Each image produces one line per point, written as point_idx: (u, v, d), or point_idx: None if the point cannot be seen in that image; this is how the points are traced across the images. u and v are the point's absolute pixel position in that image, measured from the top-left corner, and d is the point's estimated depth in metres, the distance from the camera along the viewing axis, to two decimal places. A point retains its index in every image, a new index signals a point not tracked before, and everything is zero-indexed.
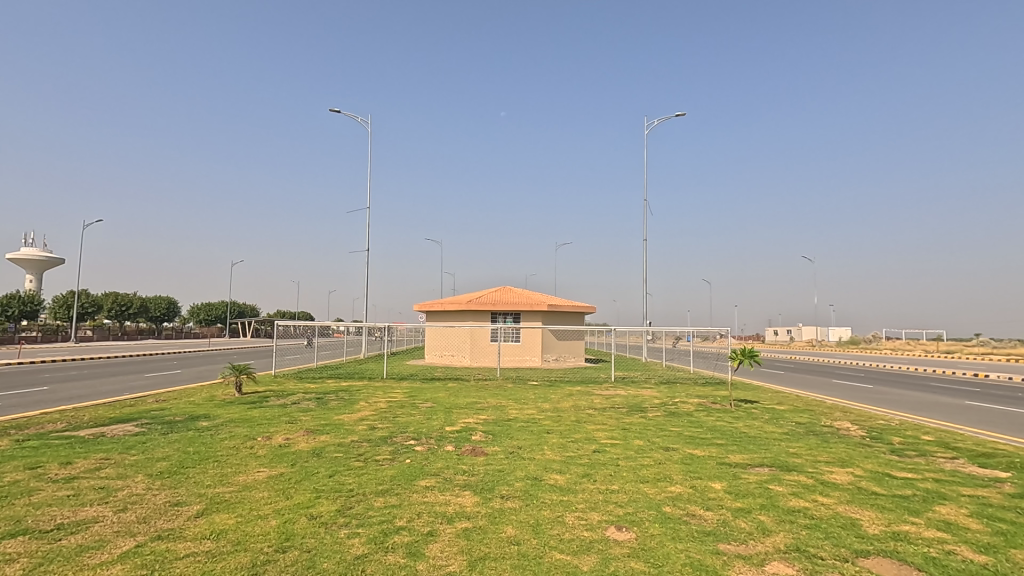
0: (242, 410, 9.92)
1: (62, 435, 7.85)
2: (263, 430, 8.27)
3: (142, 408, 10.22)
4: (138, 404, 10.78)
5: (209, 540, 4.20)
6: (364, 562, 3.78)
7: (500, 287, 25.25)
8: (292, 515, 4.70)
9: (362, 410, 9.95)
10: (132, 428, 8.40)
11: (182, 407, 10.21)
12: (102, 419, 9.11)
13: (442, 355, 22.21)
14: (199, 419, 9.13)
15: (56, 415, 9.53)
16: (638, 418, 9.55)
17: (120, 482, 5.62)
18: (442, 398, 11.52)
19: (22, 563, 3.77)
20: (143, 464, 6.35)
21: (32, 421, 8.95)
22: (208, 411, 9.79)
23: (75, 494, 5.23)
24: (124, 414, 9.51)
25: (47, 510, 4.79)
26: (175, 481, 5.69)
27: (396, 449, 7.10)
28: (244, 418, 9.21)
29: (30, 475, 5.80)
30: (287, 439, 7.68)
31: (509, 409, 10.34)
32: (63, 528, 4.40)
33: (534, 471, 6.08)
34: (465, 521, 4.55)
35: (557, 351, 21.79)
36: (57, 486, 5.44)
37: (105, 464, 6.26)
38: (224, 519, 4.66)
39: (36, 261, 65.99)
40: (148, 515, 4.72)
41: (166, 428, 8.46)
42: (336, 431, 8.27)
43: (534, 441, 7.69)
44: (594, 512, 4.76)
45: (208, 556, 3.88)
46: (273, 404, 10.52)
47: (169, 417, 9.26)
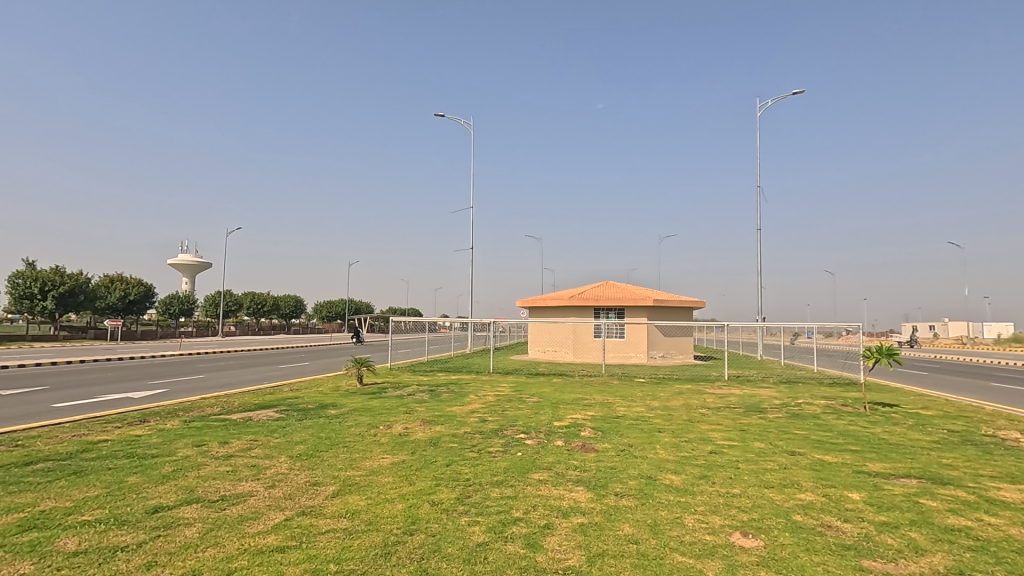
0: (364, 400, 10.66)
1: (219, 418, 8.97)
2: (384, 419, 8.84)
3: (279, 396, 11.36)
4: (276, 392, 12.00)
5: (345, 518, 4.58)
6: (486, 550, 3.93)
7: (597, 285, 23.94)
8: (416, 500, 4.99)
9: (472, 403, 10.31)
10: (273, 413, 9.38)
11: (313, 396, 11.25)
12: (248, 405, 10.25)
13: (546, 350, 22.48)
14: (328, 407, 9.99)
15: (212, 400, 10.89)
16: (757, 419, 8.97)
17: (268, 461, 6.31)
18: (548, 394, 11.58)
19: (198, 527, 4.37)
20: (285, 446, 7.06)
21: (195, 404, 10.31)
22: (335, 400, 10.69)
23: (233, 469, 5.97)
24: (266, 401, 10.66)
25: (212, 482, 5.51)
26: (313, 463, 6.27)
27: (507, 442, 7.29)
28: (366, 407, 9.93)
29: (197, 451, 6.70)
30: (406, 429, 8.16)
31: (617, 406, 10.16)
32: (227, 499, 5.04)
33: (648, 470, 5.94)
34: (581, 517, 4.57)
35: (664, 348, 21.15)
36: (218, 462, 6.22)
37: (255, 445, 7.05)
38: (355, 500, 5.05)
39: (190, 266, 75.76)
40: (293, 492, 5.26)
41: (301, 414, 9.34)
42: (449, 422, 8.65)
43: (646, 439, 7.50)
44: (715, 516, 4.56)
45: (346, 533, 4.24)
46: (391, 395, 11.22)
47: (303, 404, 10.23)
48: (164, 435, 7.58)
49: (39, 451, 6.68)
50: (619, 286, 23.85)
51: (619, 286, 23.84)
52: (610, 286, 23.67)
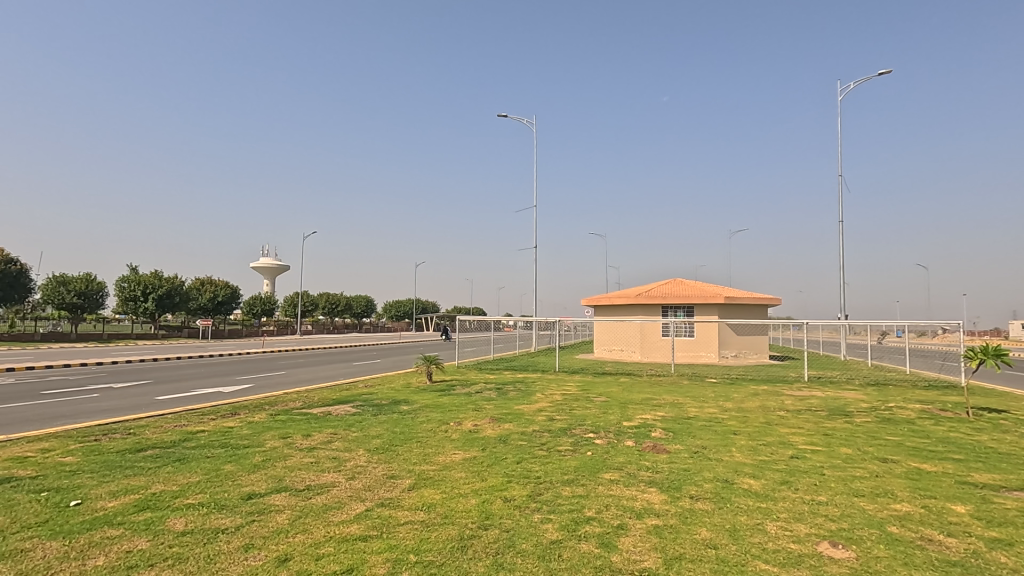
0: (434, 397, 10.95)
1: (302, 411, 9.51)
2: (454, 416, 9.05)
3: (355, 392, 11.89)
4: (352, 388, 12.56)
5: (422, 511, 4.74)
6: (560, 547, 3.94)
7: (664, 282, 23.34)
8: (488, 496, 5.08)
9: (539, 402, 10.35)
10: (350, 408, 9.83)
11: (386, 392, 11.69)
12: (326, 400, 10.79)
13: (612, 349, 22.19)
14: (401, 403, 10.34)
15: (294, 395, 11.55)
16: (843, 423, 8.43)
17: (348, 454, 6.63)
18: (616, 393, 11.42)
19: (288, 514, 4.66)
20: (363, 440, 7.39)
21: (279, 399, 10.98)
22: (407, 397, 11.06)
23: (316, 461, 6.31)
24: (343, 397, 11.18)
25: (298, 473, 5.85)
26: (389, 457, 6.52)
27: (576, 441, 7.26)
28: (436, 404, 10.20)
29: (283, 443, 7.15)
30: (476, 426, 8.31)
31: (688, 406, 9.87)
32: (312, 489, 5.34)
33: (725, 474, 5.73)
34: (655, 518, 4.48)
35: (736, 347, 20.34)
36: (303, 454, 6.60)
37: (335, 438, 7.42)
38: (431, 494, 5.21)
39: (271, 269, 80.64)
40: (372, 484, 5.49)
41: (376, 409, 9.73)
42: (517, 420, 8.73)
43: (721, 441, 7.24)
44: (800, 523, 4.34)
45: (424, 525, 4.38)
46: (460, 393, 11.46)
47: (377, 400, 10.65)
48: (253, 426, 8.12)
49: (147, 439, 7.33)
50: (688, 283, 23.13)
51: (688, 283, 23.13)
52: (678, 284, 23.01)
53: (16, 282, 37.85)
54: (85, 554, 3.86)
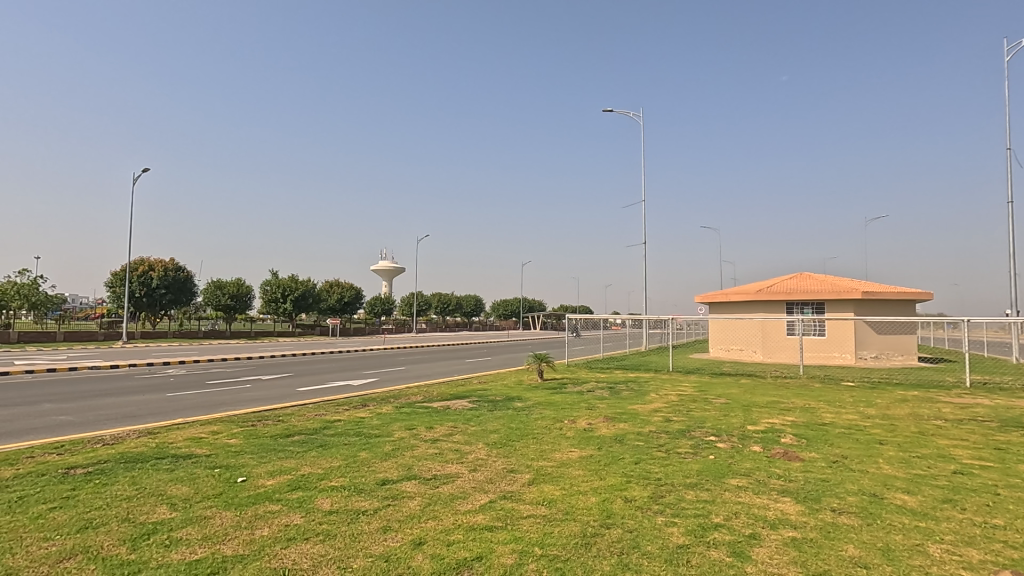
0: (547, 395, 11.08)
1: (424, 405, 10.08)
2: (568, 414, 9.08)
3: (470, 388, 12.35)
4: (467, 384, 13.06)
5: (543, 506, 4.81)
6: (687, 552, 3.81)
7: (789, 277, 21.63)
8: (608, 495, 5.04)
9: (654, 402, 10.06)
10: (467, 403, 10.24)
11: (500, 388, 12.02)
12: (444, 394, 11.33)
13: (730, 349, 20.99)
14: (514, 400, 10.58)
15: (415, 389, 12.26)
16: (1020, 437, 7.25)
17: (468, 447, 6.92)
18: (737, 395, 10.78)
19: (419, 500, 4.98)
20: (481, 434, 7.66)
21: (403, 392, 11.72)
22: (520, 394, 11.29)
23: (440, 452, 6.67)
24: (460, 392, 11.67)
25: (425, 462, 6.22)
26: (507, 451, 6.70)
27: (697, 443, 6.96)
28: (549, 401, 10.30)
29: (410, 434, 7.63)
30: (590, 424, 8.28)
31: (822, 412, 9.05)
32: (438, 478, 5.65)
33: (872, 487, 5.18)
34: (792, 530, 4.18)
35: (876, 348, 18.32)
36: (428, 445, 7.00)
37: (456, 432, 7.78)
38: (550, 489, 5.27)
39: (389, 271, 86.27)
40: (493, 477, 5.68)
41: (491, 405, 10.04)
42: (632, 420, 8.56)
43: (864, 451, 6.56)
44: (970, 548, 3.82)
45: (546, 520, 4.45)
46: (571, 391, 11.47)
47: (492, 396, 11.00)
48: (382, 418, 8.75)
49: (294, 425, 8.19)
50: (817, 277, 21.22)
51: (817, 277, 21.22)
52: (805, 278, 21.22)
53: (184, 287, 44.00)
54: (253, 524, 4.41)
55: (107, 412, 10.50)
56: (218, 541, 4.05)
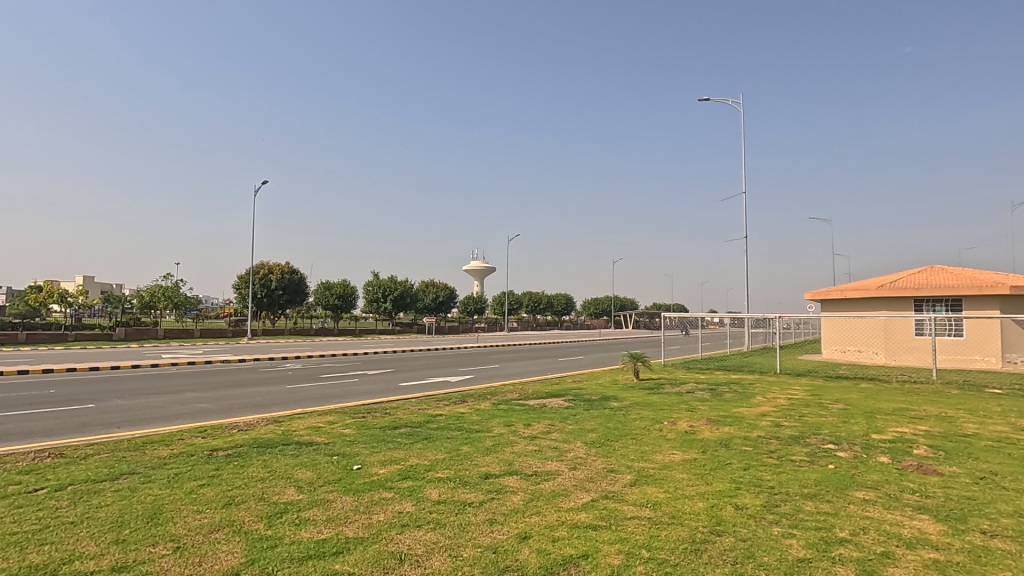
0: (644, 395, 10.82)
1: (520, 402, 10.24)
2: (668, 415, 8.81)
3: (565, 386, 12.34)
4: (561, 383, 13.07)
5: (648, 508, 4.71)
6: (810, 567, 3.56)
7: (917, 271, 19.50)
8: (717, 501, 4.84)
9: (761, 405, 9.48)
10: (563, 401, 10.25)
11: (595, 388, 11.91)
12: (539, 392, 11.44)
13: (845, 350, 19.30)
14: (610, 399, 10.44)
15: (511, 386, 12.47)
16: None
17: (567, 445, 6.93)
18: (857, 401, 9.88)
19: (522, 495, 5.07)
20: (579, 433, 7.64)
21: (499, 389, 11.97)
22: (616, 393, 11.12)
23: (539, 449, 6.74)
24: (555, 390, 11.71)
25: (526, 459, 6.32)
26: (607, 451, 6.63)
27: (813, 451, 6.47)
28: (647, 402, 10.06)
29: (508, 430, 7.77)
30: (692, 427, 7.97)
31: (963, 422, 8.06)
32: (539, 475, 5.71)
33: None
34: (934, 552, 3.77)
35: None
36: (526, 442, 7.09)
37: (553, 429, 7.81)
38: (654, 492, 5.15)
39: (481, 271, 88.42)
40: (594, 476, 5.65)
41: (587, 404, 9.98)
42: (738, 423, 8.13)
43: (1019, 468, 5.76)
44: None
45: (652, 523, 4.36)
46: (670, 392, 11.12)
47: (588, 395, 10.93)
48: (481, 413, 8.99)
49: (400, 418, 8.65)
50: (951, 270, 18.94)
51: (951, 270, 18.94)
52: (937, 272, 19.02)
53: (300, 288, 47.91)
54: (370, 509, 4.71)
55: (239, 402, 11.70)
56: (341, 523, 4.38)
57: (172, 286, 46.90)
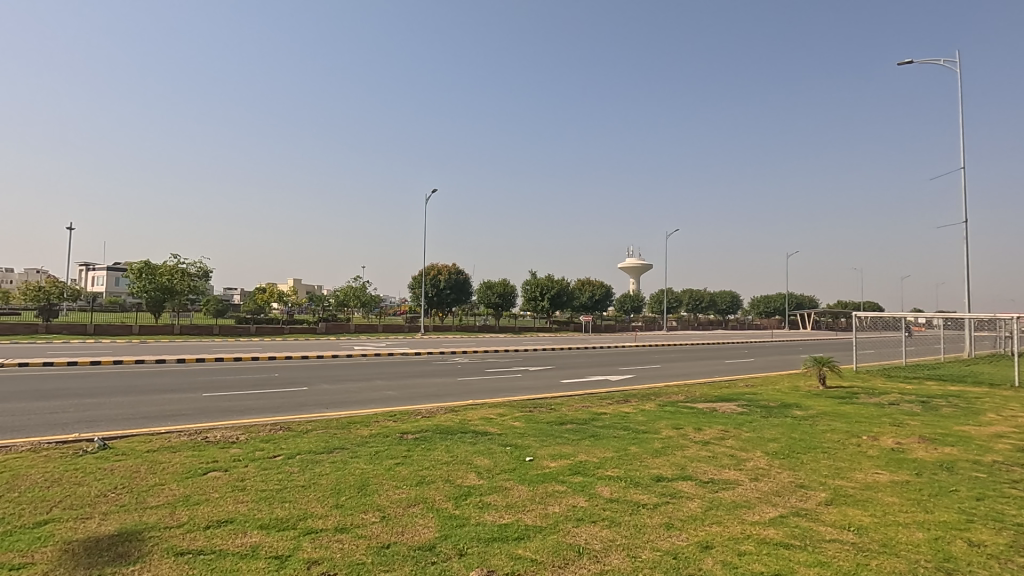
0: (834, 405, 9.62)
1: (688, 405, 9.77)
2: (867, 429, 7.73)
3: (737, 391, 11.49)
4: (732, 387, 12.18)
5: (850, 531, 4.19)
6: None
7: None
8: (942, 534, 4.12)
9: (995, 424, 7.84)
10: (736, 407, 9.55)
11: (772, 394, 10.91)
12: (708, 395, 10.81)
13: None
14: (792, 407, 9.47)
15: (676, 388, 11.96)
16: None
17: (745, 454, 6.44)
18: None
19: (698, 502, 4.84)
20: (758, 441, 7.06)
21: (663, 390, 11.55)
22: (799, 401, 10.05)
23: (714, 456, 6.36)
24: (726, 394, 10.96)
25: (700, 465, 6.01)
26: (793, 464, 6.03)
27: None
28: (838, 412, 8.94)
29: (677, 433, 7.47)
30: (900, 444, 6.89)
31: None
32: (716, 483, 5.40)
33: None
34: None
35: None
36: (699, 447, 6.75)
37: (727, 436, 7.32)
38: (856, 514, 4.56)
39: (637, 268, 86.42)
40: (781, 490, 5.17)
41: (765, 411, 9.18)
42: (963, 444, 6.82)
43: None
44: None
45: (857, 549, 3.86)
46: (867, 402, 9.73)
47: (764, 402, 10.04)
48: (647, 414, 8.77)
49: (565, 414, 8.81)
50: None
51: None
52: None
53: (464, 287, 51.40)
54: (546, 501, 4.88)
55: (418, 392, 12.90)
56: (520, 511, 4.60)
57: (360, 287, 53.52)
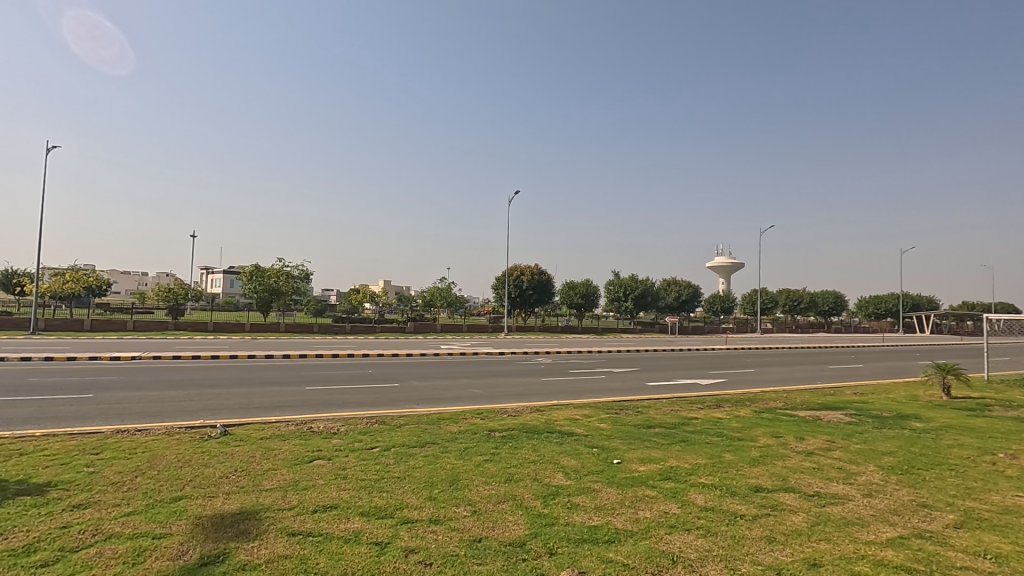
0: (962, 417, 8.62)
1: (788, 412, 9.16)
2: (1003, 446, 6.85)
3: (843, 398, 10.61)
4: (838, 394, 11.27)
5: (986, 560, 3.73)
6: None
7: None
8: None
9: None
10: (843, 416, 8.82)
11: (885, 403, 9.97)
12: (810, 403, 10.08)
13: None
14: (911, 418, 8.60)
15: (774, 394, 11.26)
16: None
17: (856, 467, 5.93)
18: None
19: (803, 516, 4.52)
20: (870, 454, 6.48)
21: (758, 396, 10.91)
22: (919, 412, 9.10)
23: (819, 467, 5.91)
24: (831, 402, 10.16)
25: (803, 476, 5.61)
26: (914, 481, 5.47)
27: None
28: (967, 426, 8.00)
29: (777, 442, 7.02)
30: None
31: None
32: (823, 497, 5.02)
33: None
34: None
35: None
36: (801, 457, 6.30)
37: (834, 447, 6.78)
38: (994, 541, 4.05)
39: (727, 267, 82.36)
40: (899, 509, 4.71)
41: (878, 421, 8.41)
42: None
43: None
44: None
45: None
46: (1003, 416, 8.63)
47: (877, 411, 9.20)
48: (742, 421, 8.33)
49: (653, 418, 8.56)
50: None
51: None
52: None
53: (546, 288, 51.52)
54: (636, 505, 4.77)
55: (503, 391, 13.09)
56: (610, 513, 4.54)
57: (446, 287, 55.19)
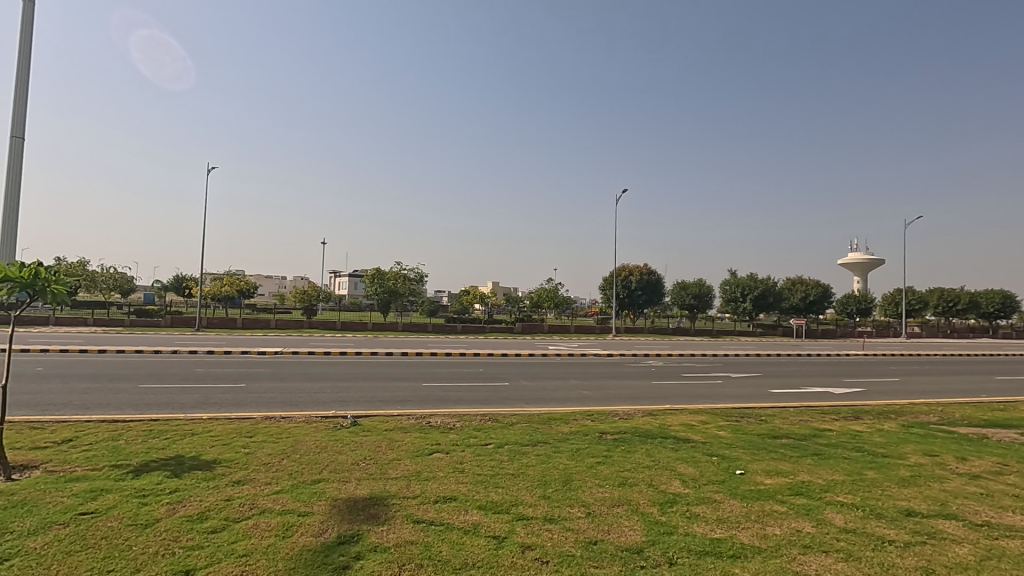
0: None
1: (946, 429, 8.01)
2: None
3: (1017, 415, 9.08)
4: (1010, 410, 9.67)
5: None
6: None
7: None
8: None
9: None
10: (1019, 435, 7.54)
11: None
12: (974, 419, 8.74)
13: None
14: None
15: (925, 407, 9.94)
16: None
17: None
18: None
19: (969, 548, 3.94)
20: None
21: (906, 409, 9.69)
22: None
23: (988, 493, 5.11)
24: (1001, 419, 8.73)
25: (967, 502, 4.90)
26: None
27: None
28: None
29: (932, 461, 6.19)
30: None
31: None
32: (996, 528, 4.33)
33: None
34: None
35: None
36: (964, 480, 5.49)
37: (1007, 471, 5.83)
38: None
39: (864, 264, 74.15)
40: None
41: None
42: None
43: None
44: None
45: None
46: None
47: None
48: (886, 436, 7.44)
49: (780, 428, 7.94)
50: None
51: None
52: None
53: (656, 288, 50.00)
54: (764, 520, 4.45)
55: (614, 393, 12.91)
56: (734, 527, 4.28)
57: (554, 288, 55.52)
